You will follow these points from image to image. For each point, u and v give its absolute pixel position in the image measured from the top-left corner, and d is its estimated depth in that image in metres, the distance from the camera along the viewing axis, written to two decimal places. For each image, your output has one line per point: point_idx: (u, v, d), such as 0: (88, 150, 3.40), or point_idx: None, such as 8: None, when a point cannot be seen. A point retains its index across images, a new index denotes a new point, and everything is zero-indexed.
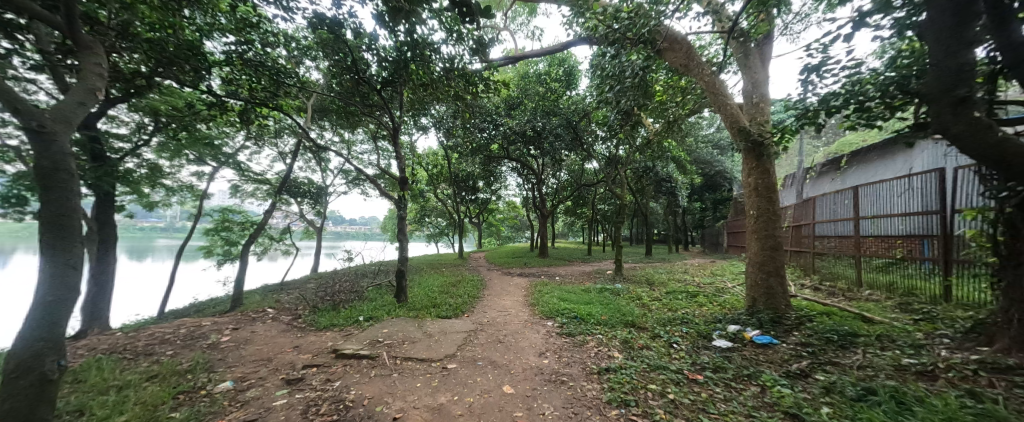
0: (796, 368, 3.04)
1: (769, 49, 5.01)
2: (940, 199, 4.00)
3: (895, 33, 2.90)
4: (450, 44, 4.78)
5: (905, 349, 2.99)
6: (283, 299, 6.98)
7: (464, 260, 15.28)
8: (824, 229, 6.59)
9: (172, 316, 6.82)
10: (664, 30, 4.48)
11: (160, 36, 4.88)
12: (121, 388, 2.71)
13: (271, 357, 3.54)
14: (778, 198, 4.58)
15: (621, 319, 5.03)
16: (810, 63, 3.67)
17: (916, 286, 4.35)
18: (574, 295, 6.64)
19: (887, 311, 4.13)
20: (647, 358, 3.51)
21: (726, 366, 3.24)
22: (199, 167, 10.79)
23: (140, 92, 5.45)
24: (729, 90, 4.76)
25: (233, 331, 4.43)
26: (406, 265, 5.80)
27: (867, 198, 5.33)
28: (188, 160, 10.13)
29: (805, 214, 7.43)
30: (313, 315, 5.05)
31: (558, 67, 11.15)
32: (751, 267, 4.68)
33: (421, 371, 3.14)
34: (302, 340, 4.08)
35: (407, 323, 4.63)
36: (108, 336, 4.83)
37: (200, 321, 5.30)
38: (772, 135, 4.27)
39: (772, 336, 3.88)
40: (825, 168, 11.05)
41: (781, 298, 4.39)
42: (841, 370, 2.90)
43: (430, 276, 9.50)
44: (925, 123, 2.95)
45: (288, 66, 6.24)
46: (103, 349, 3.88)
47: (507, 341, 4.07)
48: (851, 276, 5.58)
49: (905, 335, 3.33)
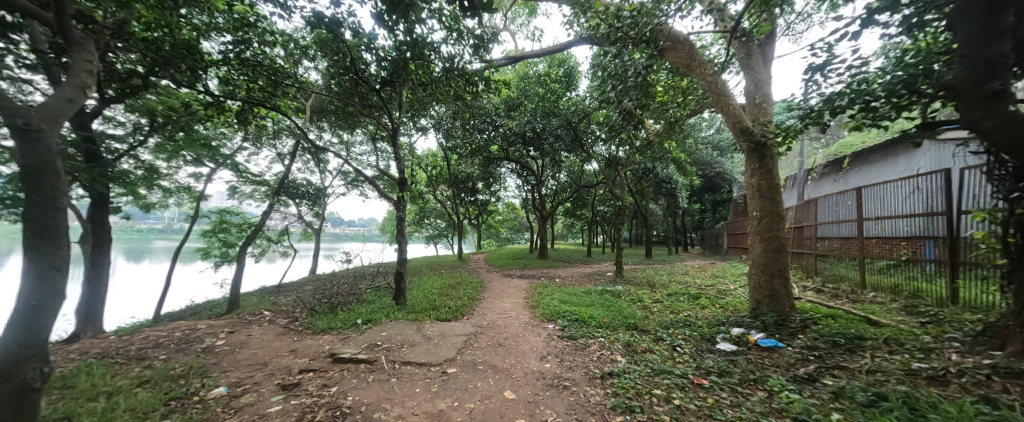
0: (803, 373, 2.98)
1: (771, 49, 4.97)
2: (946, 200, 3.95)
3: (903, 32, 2.86)
4: (450, 43, 4.73)
5: (914, 353, 2.94)
6: (280, 301, 6.89)
7: (463, 262, 15.21)
8: (826, 230, 6.55)
9: (168, 319, 6.72)
10: (665, 29, 4.44)
11: (156, 35, 4.82)
12: (110, 394, 2.64)
13: (267, 361, 3.47)
14: (781, 199, 4.53)
15: (623, 321, 4.97)
16: (814, 63, 3.64)
17: (921, 288, 4.30)
18: (576, 297, 6.58)
19: (893, 314, 4.07)
20: (650, 362, 3.44)
21: (732, 370, 3.18)
22: (197, 167, 10.71)
23: (136, 92, 5.38)
24: (731, 90, 4.71)
25: (228, 334, 4.35)
26: (405, 267, 5.70)
27: (870, 199, 5.28)
28: (186, 161, 10.05)
29: (807, 216, 7.39)
30: (310, 318, 4.97)
31: (558, 67, 11.12)
32: (754, 269, 4.62)
33: (420, 376, 3.07)
34: (299, 343, 4.00)
35: (406, 326, 4.56)
36: (101, 339, 4.74)
37: (195, 324, 5.22)
38: (775, 135, 4.22)
39: (776, 339, 3.82)
40: (828, 169, 11.01)
41: (784, 300, 4.33)
42: (850, 374, 2.84)
43: (429, 277, 9.43)
44: (933, 123, 2.91)
45: (286, 66, 6.18)
46: (95, 353, 3.79)
47: (507, 344, 4.01)
48: (854, 278, 5.53)
49: (913, 338, 3.27)
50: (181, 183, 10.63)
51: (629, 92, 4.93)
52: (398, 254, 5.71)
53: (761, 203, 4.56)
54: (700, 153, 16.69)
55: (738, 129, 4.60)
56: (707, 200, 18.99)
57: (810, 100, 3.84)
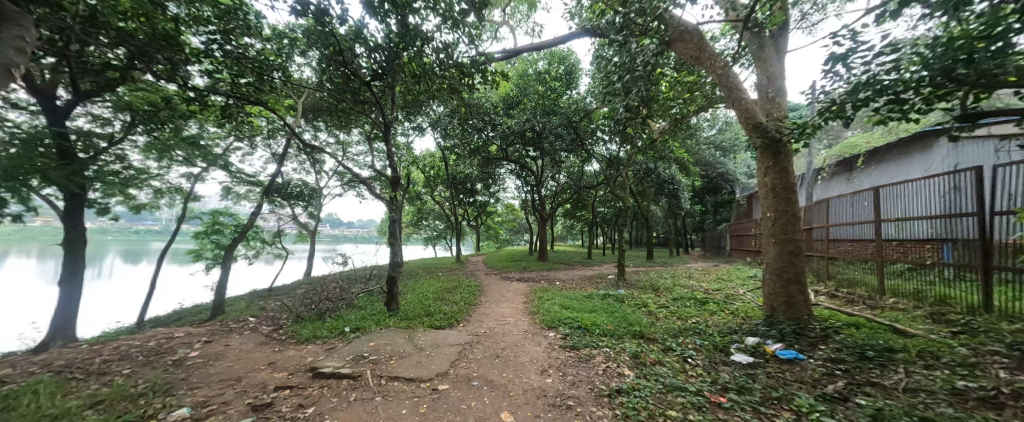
0: (832, 391, 2.69)
1: (784, 41, 4.70)
2: (976, 200, 3.68)
3: (942, 14, 2.61)
4: (445, 32, 4.43)
5: (956, 369, 2.65)
6: (268, 306, 6.59)
7: (462, 264, 14.91)
8: (839, 232, 6.27)
9: (149, 325, 6.41)
10: (673, 18, 4.16)
11: (132, 25, 4.53)
12: (53, 419, 2.32)
13: (241, 376, 3.16)
14: (797, 199, 4.25)
15: (629, 329, 4.67)
16: (835, 52, 3.40)
17: (949, 294, 4.02)
18: (578, 302, 6.28)
19: (920, 322, 3.79)
20: (662, 377, 3.13)
21: (752, 387, 2.88)
22: (187, 167, 10.43)
23: (112, 86, 5.08)
24: (743, 84, 4.44)
25: (205, 344, 4.05)
26: (398, 270, 5.39)
27: (888, 199, 5.01)
28: (176, 161, 9.77)
29: (817, 218, 7.11)
30: (295, 326, 4.66)
31: (558, 65, 10.87)
32: (769, 273, 4.33)
33: (408, 395, 2.75)
34: (279, 355, 3.70)
35: (397, 334, 4.26)
36: (71, 349, 4.42)
37: (173, 332, 4.90)
38: (792, 131, 3.94)
39: (797, 350, 3.53)
40: (839, 168, 10.86)
41: (802, 308, 4.05)
42: (886, 393, 2.56)
43: (426, 281, 9.13)
44: (976, 115, 2.65)
45: (274, 59, 5.89)
46: (56, 366, 3.48)
47: (505, 356, 3.70)
48: (870, 282, 5.26)
49: (951, 351, 2.98)
50: (171, 182, 10.34)
51: (636, 85, 4.66)
52: (391, 257, 5.41)
53: (776, 203, 4.29)
54: (702, 154, 16.44)
55: (751, 125, 4.32)
56: (709, 201, 18.74)
57: (830, 92, 3.60)
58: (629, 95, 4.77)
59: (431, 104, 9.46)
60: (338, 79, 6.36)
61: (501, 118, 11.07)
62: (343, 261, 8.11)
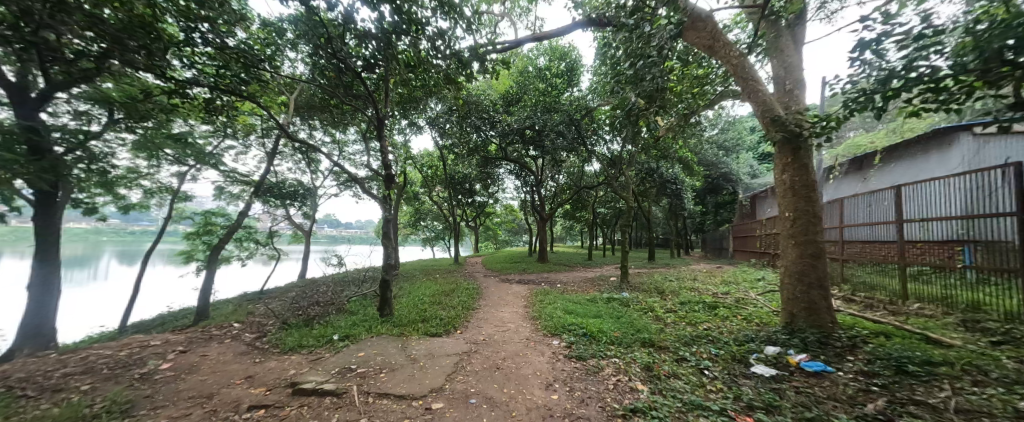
0: (873, 411, 2.40)
1: (801, 30, 4.44)
2: (1019, 197, 3.38)
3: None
4: (442, 17, 4.14)
5: (1012, 387, 2.37)
6: (256, 311, 6.26)
7: (460, 266, 14.59)
8: (855, 234, 6.04)
9: (128, 331, 6.06)
10: (686, 3, 3.88)
11: (109, 11, 4.24)
12: None
13: (213, 393, 2.85)
14: (818, 198, 3.97)
15: (638, 337, 4.37)
16: (863, 38, 3.15)
17: (982, 300, 3.74)
18: (582, 306, 5.97)
19: (954, 330, 3.51)
20: (679, 393, 2.84)
21: (782, 405, 2.58)
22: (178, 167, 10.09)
23: (86, 76, 4.76)
24: (759, 75, 4.16)
25: (180, 354, 3.73)
26: (391, 274, 5.07)
27: (914, 199, 4.71)
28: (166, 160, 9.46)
29: (831, 218, 6.82)
30: (280, 333, 4.34)
31: (559, 61, 10.60)
32: (788, 277, 4.05)
33: (398, 415, 2.45)
34: (259, 367, 3.39)
35: (390, 343, 3.95)
36: (35, 359, 4.08)
37: (149, 340, 4.57)
38: (813, 125, 3.67)
39: (823, 362, 3.24)
40: (849, 167, 10.66)
41: (825, 314, 3.77)
42: (936, 415, 2.27)
43: (422, 283, 8.83)
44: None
45: (262, 50, 5.58)
46: (10, 380, 3.15)
47: (506, 367, 3.41)
48: (891, 286, 5.00)
49: (999, 364, 2.70)
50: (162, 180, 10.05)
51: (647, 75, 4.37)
52: (384, 260, 5.10)
53: (795, 202, 4.02)
54: (704, 154, 16.19)
55: (769, 119, 4.05)
56: (709, 202, 18.54)
57: (857, 83, 3.35)
58: (640, 86, 4.46)
59: (428, 101, 9.17)
60: (331, 72, 6.08)
61: (501, 115, 10.79)
62: (336, 262, 7.76)
